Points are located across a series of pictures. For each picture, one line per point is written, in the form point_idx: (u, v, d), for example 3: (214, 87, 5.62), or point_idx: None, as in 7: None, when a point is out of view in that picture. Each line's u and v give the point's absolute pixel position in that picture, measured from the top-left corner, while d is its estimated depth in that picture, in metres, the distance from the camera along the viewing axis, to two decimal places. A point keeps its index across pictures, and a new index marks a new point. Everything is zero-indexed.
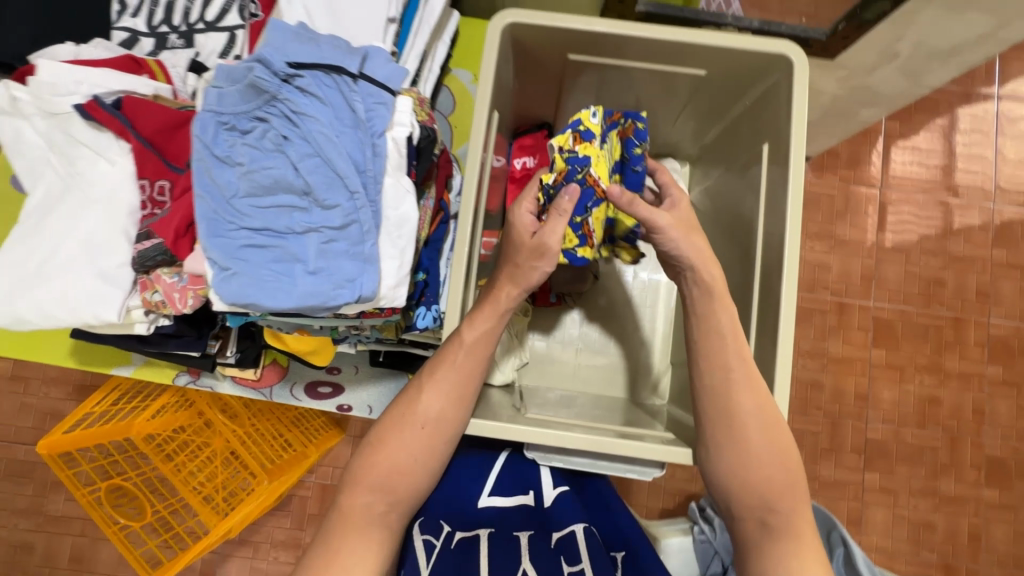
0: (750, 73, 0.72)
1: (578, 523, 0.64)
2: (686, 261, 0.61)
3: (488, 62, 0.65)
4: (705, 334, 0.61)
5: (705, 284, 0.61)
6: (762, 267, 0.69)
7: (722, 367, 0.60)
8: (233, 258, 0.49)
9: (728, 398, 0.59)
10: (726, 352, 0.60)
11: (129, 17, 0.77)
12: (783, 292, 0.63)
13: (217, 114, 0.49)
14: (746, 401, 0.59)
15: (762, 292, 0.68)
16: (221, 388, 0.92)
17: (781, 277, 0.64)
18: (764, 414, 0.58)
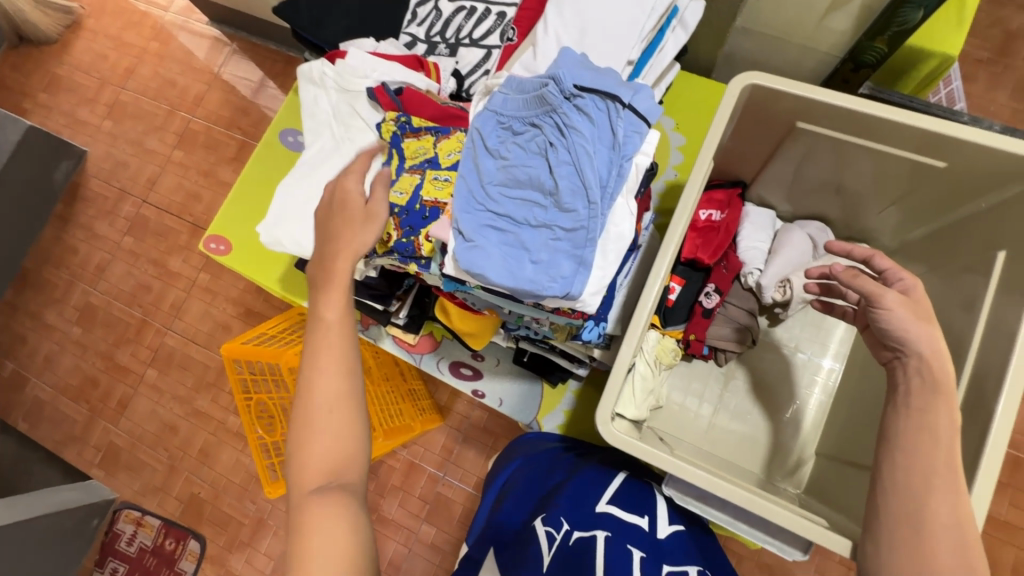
0: (1003, 177, 0.67)
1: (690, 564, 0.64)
2: (909, 348, 0.57)
3: (720, 116, 0.70)
4: (902, 429, 0.55)
5: (928, 379, 0.55)
6: (971, 381, 0.63)
7: (920, 469, 0.53)
8: (475, 233, 0.58)
9: (922, 500, 0.52)
10: (934, 456, 0.53)
11: (413, 25, 0.93)
12: (997, 411, 0.57)
13: (499, 114, 0.58)
14: (944, 510, 0.51)
15: (968, 405, 0.62)
16: (381, 344, 1.04)
17: (998, 394, 0.57)
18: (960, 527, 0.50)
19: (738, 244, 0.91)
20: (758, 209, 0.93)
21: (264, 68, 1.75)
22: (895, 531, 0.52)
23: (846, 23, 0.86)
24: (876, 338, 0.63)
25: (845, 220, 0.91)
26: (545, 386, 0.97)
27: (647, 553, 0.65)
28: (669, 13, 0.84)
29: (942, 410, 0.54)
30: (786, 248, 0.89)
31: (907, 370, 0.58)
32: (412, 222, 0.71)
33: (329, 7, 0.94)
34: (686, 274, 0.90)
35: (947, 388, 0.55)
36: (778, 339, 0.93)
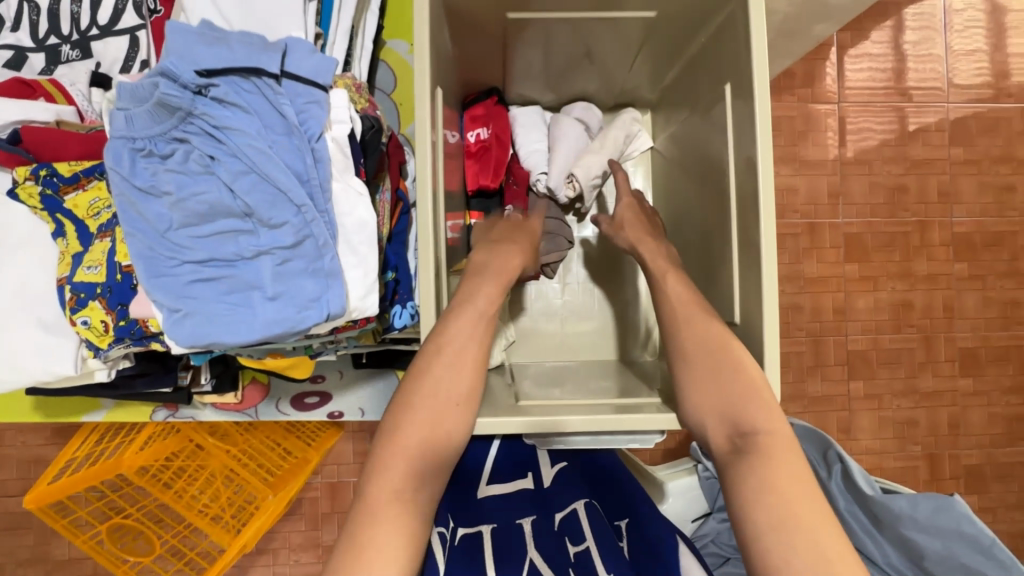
0: (705, 5, 0.66)
1: (577, 501, 0.65)
2: None
3: (421, 30, 0.58)
4: None
5: None
6: (739, 216, 0.66)
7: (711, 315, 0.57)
8: (182, 296, 0.45)
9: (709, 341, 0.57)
10: None
11: (11, 32, 0.69)
12: (762, 239, 0.61)
13: (131, 140, 0.44)
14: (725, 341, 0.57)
15: (742, 240, 0.65)
16: (203, 417, 0.88)
17: (758, 224, 0.61)
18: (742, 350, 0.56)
19: (519, 154, 0.87)
20: (524, 109, 0.88)
21: None
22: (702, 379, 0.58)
23: None
24: None
25: (605, 89, 0.89)
26: (401, 374, 0.90)
27: (536, 515, 0.65)
28: None
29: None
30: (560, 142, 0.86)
31: None
32: (120, 300, 0.56)
33: None
34: (483, 206, 0.84)
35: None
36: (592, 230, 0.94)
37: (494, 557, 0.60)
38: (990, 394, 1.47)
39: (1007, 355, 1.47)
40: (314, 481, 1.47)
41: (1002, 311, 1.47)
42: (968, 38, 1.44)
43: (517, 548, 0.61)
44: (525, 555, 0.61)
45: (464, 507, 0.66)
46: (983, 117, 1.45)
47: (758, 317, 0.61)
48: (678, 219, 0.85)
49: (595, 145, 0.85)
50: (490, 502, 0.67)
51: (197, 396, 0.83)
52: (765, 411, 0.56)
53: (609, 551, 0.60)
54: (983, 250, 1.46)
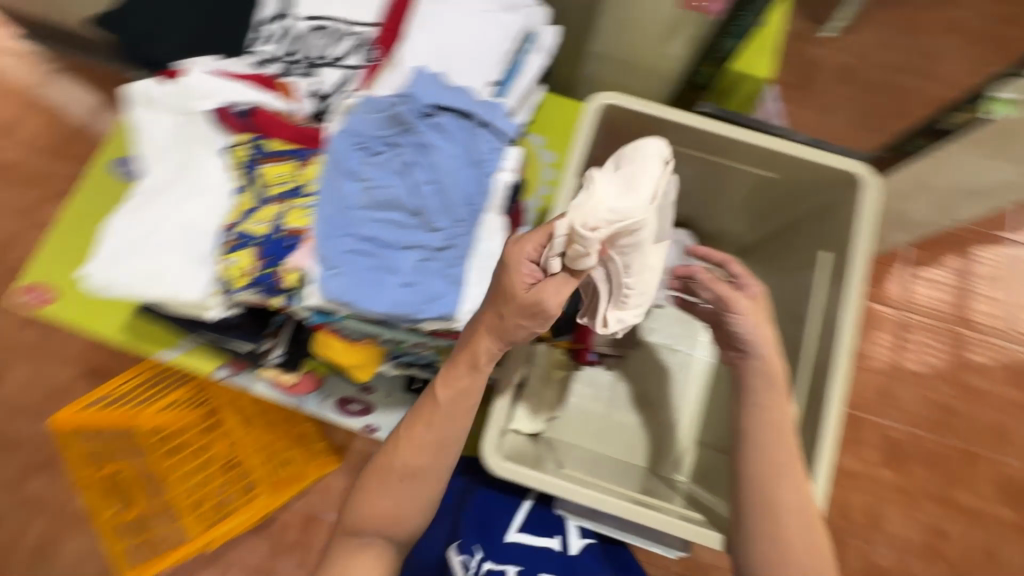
0: (822, 184, 0.79)
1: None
2: (753, 347, 0.65)
3: (582, 134, 0.75)
4: (751, 427, 0.63)
5: (766, 375, 0.64)
6: (812, 365, 0.73)
7: (771, 462, 0.61)
8: (341, 260, 0.54)
9: (772, 490, 0.60)
10: (778, 447, 0.61)
11: (265, 43, 0.86)
12: (832, 390, 0.66)
13: (355, 135, 0.56)
14: (791, 496, 0.59)
15: (811, 387, 0.71)
16: (255, 389, 0.94)
17: (832, 376, 0.67)
18: (804, 511, 0.59)
19: None
20: None
21: (93, 90, 1.52)
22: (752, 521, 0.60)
23: (680, 48, 0.97)
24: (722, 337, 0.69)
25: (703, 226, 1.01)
26: None
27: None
28: (527, 38, 0.88)
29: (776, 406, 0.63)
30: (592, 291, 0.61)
31: (751, 368, 0.65)
32: (276, 254, 0.67)
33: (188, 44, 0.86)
34: None
35: (779, 381, 0.64)
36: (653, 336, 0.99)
37: None
38: None
39: None
40: None
41: None
42: None
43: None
44: None
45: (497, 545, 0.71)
46: None
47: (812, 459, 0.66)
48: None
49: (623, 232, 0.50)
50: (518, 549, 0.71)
51: (261, 367, 0.90)
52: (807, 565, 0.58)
53: None
54: None
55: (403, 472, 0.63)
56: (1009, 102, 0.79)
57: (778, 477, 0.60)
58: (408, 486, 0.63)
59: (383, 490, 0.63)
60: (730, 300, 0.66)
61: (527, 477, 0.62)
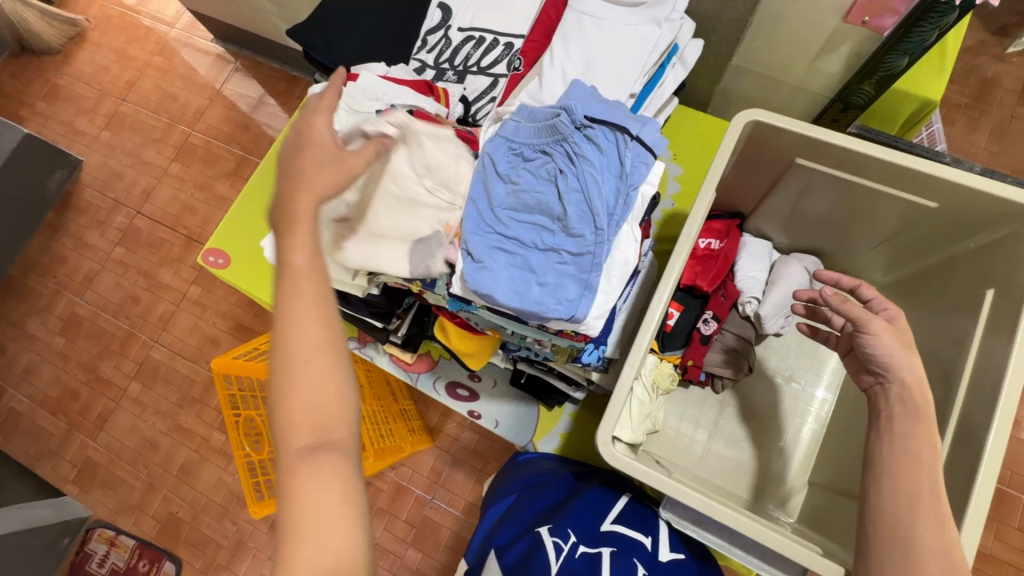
0: (988, 217, 0.69)
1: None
2: (893, 373, 0.60)
3: (724, 150, 0.73)
4: (888, 454, 0.57)
5: (913, 405, 0.58)
6: (961, 416, 0.65)
7: (909, 492, 0.55)
8: (484, 254, 0.59)
9: (908, 524, 0.53)
10: (919, 476, 0.55)
11: (423, 52, 0.96)
12: (988, 441, 0.58)
13: (509, 141, 0.61)
14: (930, 535, 0.52)
15: (958, 443, 0.63)
16: (378, 361, 1.04)
17: (991, 426, 0.59)
18: (948, 555, 0.51)
19: (734, 273, 0.93)
20: (756, 239, 0.96)
21: (267, 86, 1.77)
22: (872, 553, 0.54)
23: (833, 66, 0.92)
24: (857, 363, 0.66)
25: (840, 254, 0.93)
26: (542, 409, 0.97)
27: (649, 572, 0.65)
28: (669, 51, 0.88)
29: (921, 433, 0.57)
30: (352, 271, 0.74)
31: (890, 396, 0.60)
32: None
33: (360, 52, 0.98)
34: (683, 300, 0.92)
35: (927, 413, 0.58)
36: (769, 367, 0.95)
37: None
38: None
39: None
40: (386, 474, 1.56)
41: None
42: None
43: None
44: None
45: (590, 531, 0.69)
46: None
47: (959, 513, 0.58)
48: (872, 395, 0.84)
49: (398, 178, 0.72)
50: (612, 537, 0.68)
51: (386, 343, 0.99)
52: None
53: None
54: None
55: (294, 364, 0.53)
56: None
57: (904, 510, 0.54)
58: (310, 369, 0.53)
59: (290, 399, 0.53)
60: (861, 319, 0.62)
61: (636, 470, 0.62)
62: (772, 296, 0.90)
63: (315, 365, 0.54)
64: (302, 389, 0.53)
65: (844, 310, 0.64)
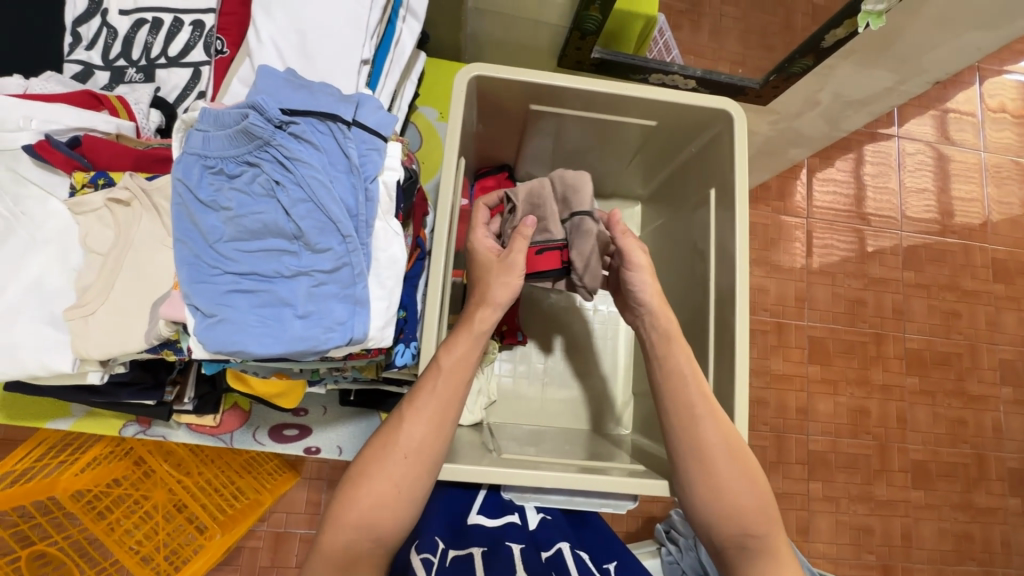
0: (700, 121, 0.76)
1: (562, 542, 0.67)
2: (645, 303, 0.68)
3: (456, 108, 0.67)
4: (662, 377, 0.66)
5: (662, 328, 0.67)
6: (716, 305, 0.72)
7: (683, 400, 0.64)
8: (218, 304, 0.48)
9: (697, 430, 0.62)
10: (685, 382, 0.64)
11: (84, 49, 0.74)
12: (737, 327, 0.66)
13: (202, 157, 0.48)
14: (712, 431, 0.62)
15: (719, 334, 0.70)
16: (175, 437, 0.86)
17: (734, 317, 0.67)
18: (727, 443, 0.62)
19: None
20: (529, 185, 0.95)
21: None
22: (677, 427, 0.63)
23: None
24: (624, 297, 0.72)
25: (602, 180, 0.99)
26: (384, 416, 0.90)
27: (523, 544, 0.65)
28: (393, 4, 0.80)
29: (678, 348, 0.66)
30: (54, 348, 0.59)
31: (646, 324, 0.68)
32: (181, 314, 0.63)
33: None
34: None
35: (675, 331, 0.67)
36: (563, 303, 0.98)
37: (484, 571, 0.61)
38: (941, 509, 1.53)
39: (955, 472, 1.55)
40: (258, 529, 1.38)
41: (949, 427, 1.56)
42: (918, 178, 1.66)
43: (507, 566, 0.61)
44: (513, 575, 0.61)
45: (459, 531, 0.66)
46: (931, 248, 1.63)
47: (729, 391, 0.67)
48: None
49: (124, 190, 0.61)
50: (479, 533, 0.66)
51: (175, 415, 0.82)
52: (744, 479, 0.62)
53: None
54: (932, 367, 1.58)
55: (402, 454, 0.58)
56: (881, 13, 0.83)
57: (689, 393, 0.63)
58: (400, 471, 0.58)
59: (366, 484, 0.58)
60: (629, 252, 0.67)
61: (455, 471, 0.60)
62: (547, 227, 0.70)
63: (411, 465, 0.58)
64: (372, 486, 0.58)
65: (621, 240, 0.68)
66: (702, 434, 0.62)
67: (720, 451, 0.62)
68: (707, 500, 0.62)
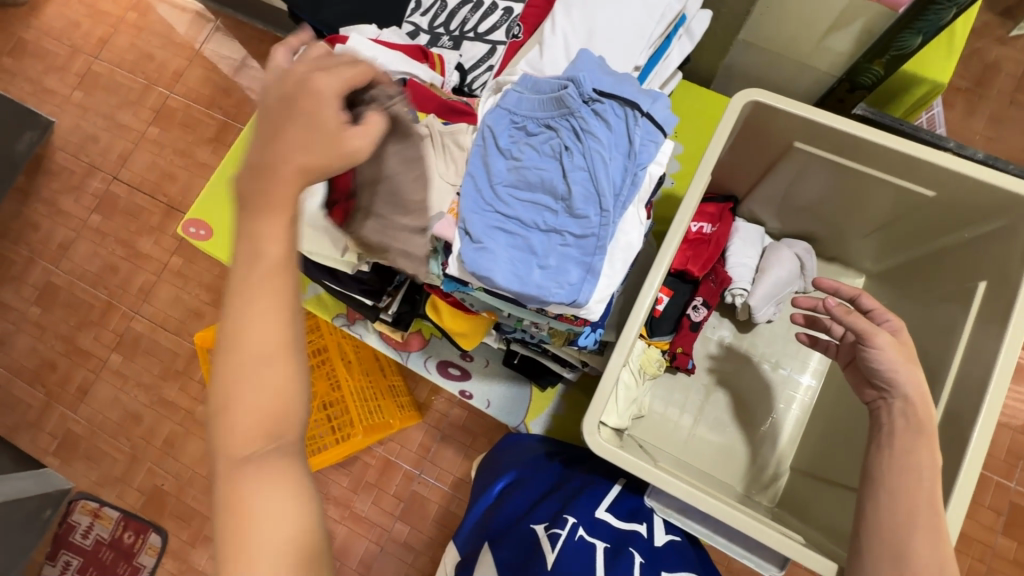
0: (987, 209, 0.68)
1: (687, 572, 0.64)
2: (898, 390, 0.61)
3: (723, 128, 0.70)
4: (877, 463, 0.59)
5: (913, 421, 0.58)
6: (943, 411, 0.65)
7: (906, 503, 0.55)
8: (483, 234, 0.56)
9: (907, 536, 0.54)
10: (912, 483, 0.56)
11: (418, 15, 0.91)
12: (972, 442, 0.59)
13: (512, 112, 0.57)
14: (928, 552, 0.53)
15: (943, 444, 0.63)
16: (368, 339, 1.02)
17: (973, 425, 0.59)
18: (941, 568, 0.52)
19: (727, 259, 0.92)
20: (748, 224, 0.94)
21: (248, 47, 1.66)
22: (875, 524, 0.56)
23: (845, 43, 0.87)
24: (862, 376, 0.66)
25: (830, 241, 0.93)
26: (535, 390, 0.96)
27: (645, 560, 0.65)
28: (677, 21, 0.84)
29: (925, 452, 0.57)
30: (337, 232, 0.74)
31: (892, 410, 0.61)
32: None
33: (355, 12, 0.92)
34: (674, 285, 0.90)
35: (927, 429, 0.58)
36: (742, 351, 0.95)
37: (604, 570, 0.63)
38: None
39: None
40: (375, 448, 1.49)
41: None
42: None
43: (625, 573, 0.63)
44: None
45: (588, 520, 0.69)
46: None
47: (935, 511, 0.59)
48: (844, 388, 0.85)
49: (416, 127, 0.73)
50: (604, 527, 0.68)
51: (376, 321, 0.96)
52: None
53: None
54: None
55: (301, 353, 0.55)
56: None
57: (915, 497, 0.55)
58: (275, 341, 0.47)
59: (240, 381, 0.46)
60: (868, 334, 0.62)
61: (624, 460, 0.61)
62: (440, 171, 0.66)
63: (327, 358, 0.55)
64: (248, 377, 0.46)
65: (851, 323, 0.64)
66: (909, 547, 0.53)
67: (923, 575, 0.52)
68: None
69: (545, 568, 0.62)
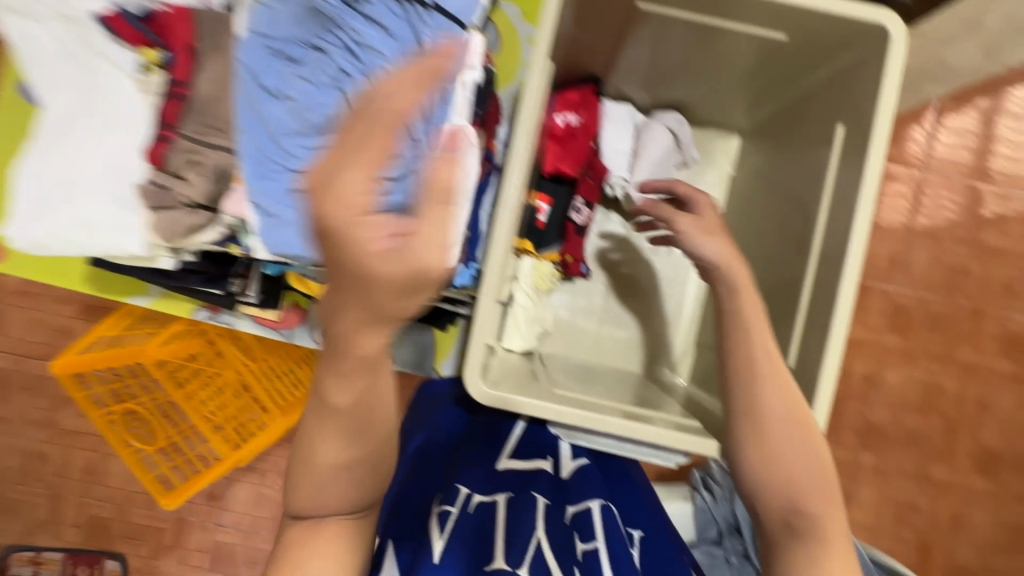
0: (837, 41, 0.63)
1: (594, 500, 0.65)
2: (710, 261, 0.62)
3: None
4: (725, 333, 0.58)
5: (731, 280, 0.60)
6: (816, 271, 0.63)
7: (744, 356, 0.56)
8: (280, 205, 0.46)
9: (753, 388, 0.55)
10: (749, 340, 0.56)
11: None
12: (839, 295, 0.58)
13: (268, 39, 0.46)
14: (772, 396, 0.54)
15: (814, 301, 0.62)
16: (240, 326, 0.90)
17: (841, 278, 0.58)
18: (790, 406, 0.54)
19: (601, 149, 0.86)
20: (616, 105, 0.87)
21: None
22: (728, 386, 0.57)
23: None
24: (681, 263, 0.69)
25: (701, 105, 0.87)
26: (437, 333, 0.90)
27: (549, 499, 0.65)
28: None
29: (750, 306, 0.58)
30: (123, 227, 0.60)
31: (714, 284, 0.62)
32: None
33: None
34: (552, 190, 0.83)
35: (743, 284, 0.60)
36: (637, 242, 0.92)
37: (505, 527, 0.60)
38: (1000, 500, 1.25)
39: None
40: None
41: None
42: None
43: (529, 519, 0.61)
44: (534, 534, 0.59)
45: (485, 479, 0.66)
46: None
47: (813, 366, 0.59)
48: (735, 252, 0.84)
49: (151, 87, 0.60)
50: (507, 477, 0.67)
51: (239, 305, 0.84)
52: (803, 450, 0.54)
53: (620, 556, 0.59)
54: None
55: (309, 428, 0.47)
56: None
57: (750, 351, 0.56)
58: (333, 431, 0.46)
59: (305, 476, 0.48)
60: (670, 217, 0.67)
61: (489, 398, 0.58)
62: (200, 130, 0.57)
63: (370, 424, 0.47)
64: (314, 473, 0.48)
65: (658, 212, 0.70)
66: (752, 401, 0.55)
67: (782, 420, 0.54)
68: (784, 480, 0.54)
69: (432, 559, 0.55)
